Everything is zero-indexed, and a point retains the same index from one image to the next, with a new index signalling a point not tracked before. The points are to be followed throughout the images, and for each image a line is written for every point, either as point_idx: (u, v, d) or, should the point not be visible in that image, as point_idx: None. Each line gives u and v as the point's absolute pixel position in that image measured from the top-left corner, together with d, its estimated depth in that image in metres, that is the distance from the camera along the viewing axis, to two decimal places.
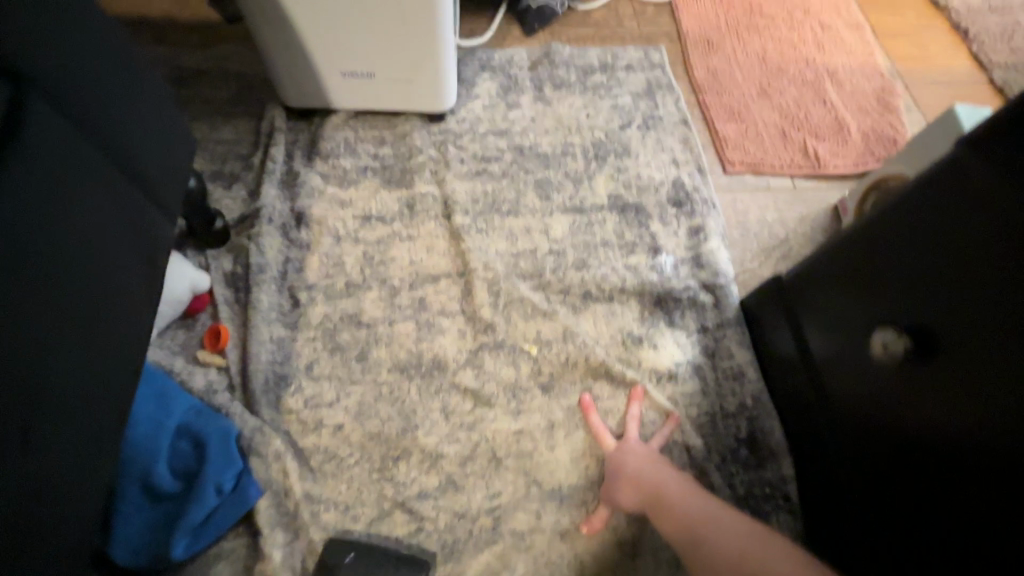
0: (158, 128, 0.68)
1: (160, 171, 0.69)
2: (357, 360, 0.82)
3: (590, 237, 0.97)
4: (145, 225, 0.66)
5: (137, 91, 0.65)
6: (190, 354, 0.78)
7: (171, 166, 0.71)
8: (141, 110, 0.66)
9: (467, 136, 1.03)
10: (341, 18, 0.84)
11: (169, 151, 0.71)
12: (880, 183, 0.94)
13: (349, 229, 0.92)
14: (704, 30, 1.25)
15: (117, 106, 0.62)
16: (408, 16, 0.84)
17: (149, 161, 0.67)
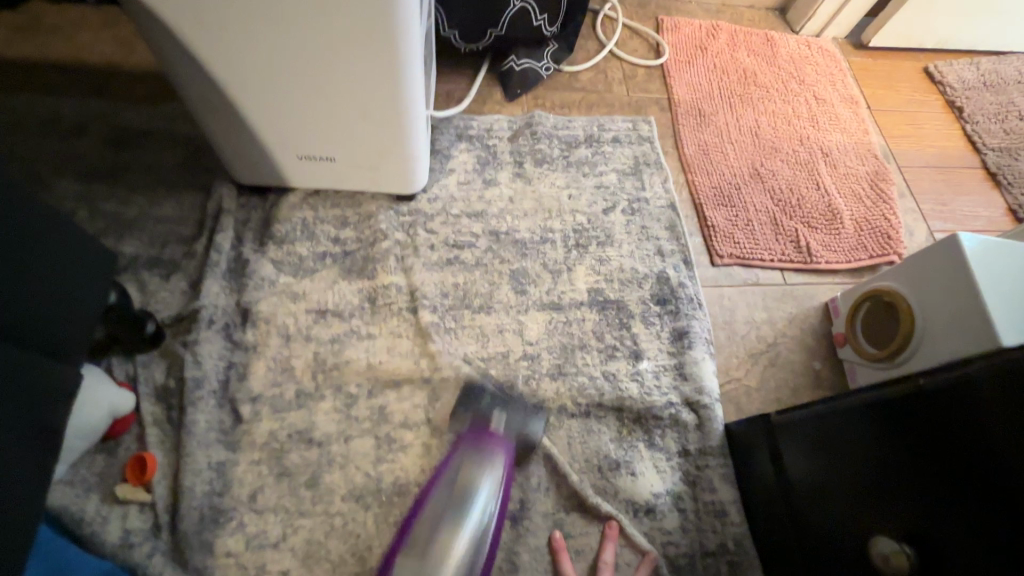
0: (58, 258, 0.58)
1: (57, 308, 0.59)
2: (306, 487, 0.73)
3: (568, 339, 0.89)
4: (38, 377, 0.55)
5: (37, 221, 0.55)
6: (109, 488, 0.68)
7: (70, 300, 0.61)
8: (40, 242, 0.55)
9: (439, 217, 0.95)
10: (298, 102, 0.75)
11: (69, 282, 0.61)
12: (876, 295, 0.89)
13: (301, 328, 0.83)
14: (696, 100, 1.19)
15: (8, 244, 0.51)
16: (374, 102, 0.76)
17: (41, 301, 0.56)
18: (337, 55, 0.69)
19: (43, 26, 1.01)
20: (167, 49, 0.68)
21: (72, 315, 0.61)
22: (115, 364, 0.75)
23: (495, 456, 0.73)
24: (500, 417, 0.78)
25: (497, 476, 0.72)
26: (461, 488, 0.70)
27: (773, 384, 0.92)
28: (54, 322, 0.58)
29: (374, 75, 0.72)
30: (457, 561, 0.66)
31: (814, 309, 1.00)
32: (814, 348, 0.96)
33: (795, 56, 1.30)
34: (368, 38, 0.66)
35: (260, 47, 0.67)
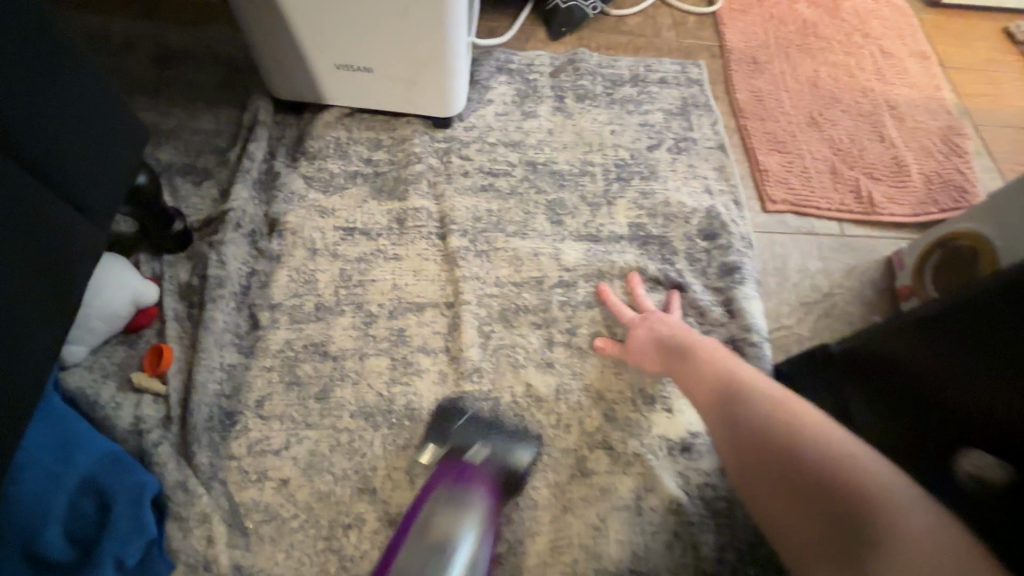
0: (93, 122, 0.57)
1: (86, 174, 0.57)
2: (319, 398, 0.70)
3: (605, 272, 0.84)
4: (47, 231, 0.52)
5: (66, 75, 0.53)
6: (124, 377, 0.67)
7: (104, 171, 0.59)
8: (67, 95, 0.53)
9: (474, 146, 0.92)
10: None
11: (105, 154, 0.59)
12: (947, 240, 0.80)
13: (327, 242, 0.80)
14: (750, 47, 1.12)
15: (35, 90, 0.50)
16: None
17: (70, 159, 0.54)
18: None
19: None
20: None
21: (104, 189, 0.59)
22: (141, 261, 0.74)
23: (474, 488, 0.57)
24: (479, 448, 0.64)
25: (480, 517, 0.55)
26: (434, 531, 0.52)
27: (826, 335, 0.84)
28: (81, 189, 0.56)
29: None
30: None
31: (875, 262, 0.92)
32: (874, 303, 0.88)
33: (860, 10, 1.22)
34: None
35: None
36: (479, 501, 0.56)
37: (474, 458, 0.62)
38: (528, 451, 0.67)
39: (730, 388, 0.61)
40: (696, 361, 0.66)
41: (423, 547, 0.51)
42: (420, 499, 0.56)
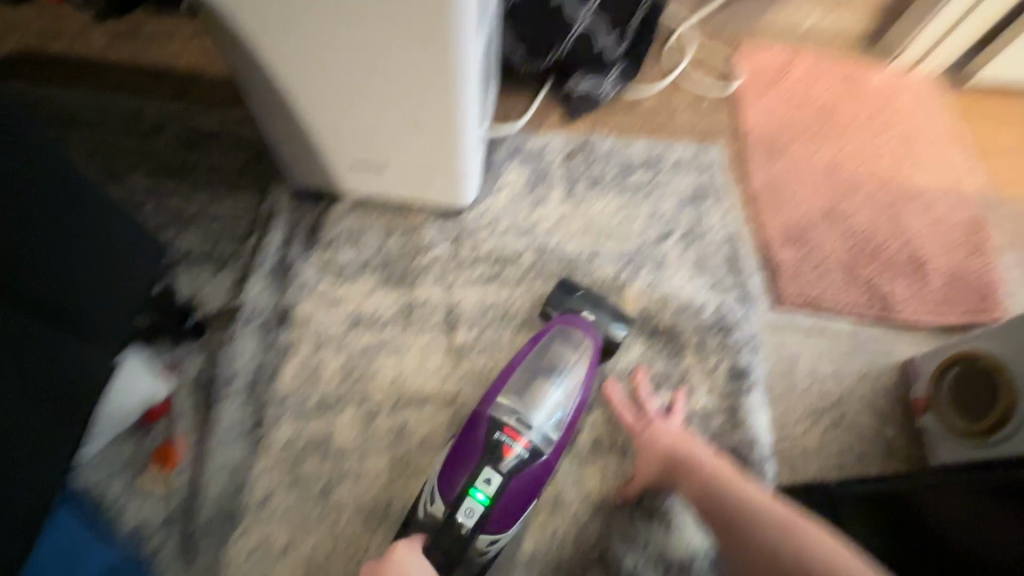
0: (96, 244, 0.58)
1: (89, 295, 0.58)
2: (317, 499, 0.71)
3: (610, 370, 0.83)
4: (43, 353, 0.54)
5: (83, 218, 0.56)
6: (133, 474, 0.70)
7: (110, 289, 0.61)
8: (66, 224, 0.55)
9: (484, 233, 0.93)
10: (351, 101, 0.74)
11: (111, 274, 0.61)
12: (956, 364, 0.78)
13: (334, 333, 0.82)
14: (767, 131, 1.11)
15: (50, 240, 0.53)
16: (428, 100, 0.72)
17: (68, 286, 0.56)
18: (389, 47, 0.65)
19: (143, 32, 1.09)
20: (231, 54, 0.69)
21: (109, 308, 0.61)
22: (157, 352, 0.77)
23: (584, 337, 0.76)
24: (588, 314, 0.81)
25: (586, 355, 0.75)
26: (552, 353, 0.74)
27: (835, 448, 0.82)
28: (82, 310, 0.58)
29: (427, 69, 0.68)
30: (552, 416, 0.70)
31: (890, 367, 0.89)
32: (887, 413, 0.85)
33: (884, 90, 1.20)
34: (416, 23, 0.62)
35: (311, 41, 0.65)
36: (581, 336, 0.76)
37: (585, 318, 0.79)
38: (624, 327, 0.81)
39: (729, 515, 0.61)
40: (698, 484, 0.65)
41: (525, 378, 0.72)
42: (544, 327, 0.77)
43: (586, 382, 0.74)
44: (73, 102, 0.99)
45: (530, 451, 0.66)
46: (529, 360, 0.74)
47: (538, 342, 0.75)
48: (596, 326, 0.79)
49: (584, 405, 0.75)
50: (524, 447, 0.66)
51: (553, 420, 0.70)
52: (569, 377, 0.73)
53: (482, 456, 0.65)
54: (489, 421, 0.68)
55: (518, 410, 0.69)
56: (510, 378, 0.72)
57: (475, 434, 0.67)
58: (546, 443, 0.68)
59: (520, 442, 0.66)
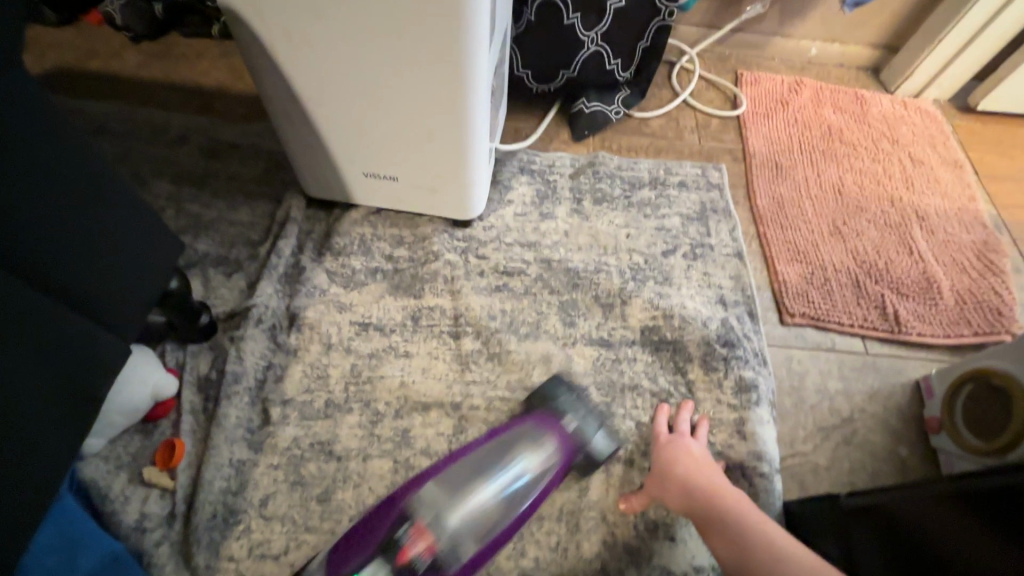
0: (120, 232, 0.60)
1: (112, 280, 0.60)
2: (319, 500, 0.71)
3: (615, 381, 0.82)
4: (68, 332, 0.54)
5: (110, 210, 0.58)
6: (137, 469, 0.70)
7: (130, 276, 0.62)
8: (93, 209, 0.56)
9: (492, 245, 0.94)
10: (364, 111, 0.76)
11: (132, 262, 0.62)
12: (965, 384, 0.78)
13: (342, 337, 0.83)
14: (773, 152, 1.13)
15: (82, 229, 0.55)
16: (438, 110, 0.74)
17: (91, 271, 0.57)
18: (404, 57, 0.68)
19: (174, 54, 1.15)
20: (251, 61, 0.71)
21: (128, 294, 0.63)
22: (168, 351, 0.79)
23: (551, 442, 0.69)
24: (571, 422, 0.72)
25: (541, 461, 0.67)
26: (494, 468, 0.65)
27: (846, 466, 0.80)
28: (105, 295, 0.59)
29: (440, 79, 0.70)
30: (479, 512, 0.61)
31: (903, 385, 0.87)
32: (901, 433, 0.83)
33: (888, 115, 1.22)
34: (431, 34, 0.64)
35: (333, 56, 0.68)
36: (543, 452, 0.68)
37: (565, 424, 0.71)
38: (608, 445, 0.74)
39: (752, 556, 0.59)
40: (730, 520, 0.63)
41: (457, 477, 0.63)
42: (495, 433, 0.70)
43: (529, 497, 0.66)
44: (103, 115, 1.04)
45: (441, 551, 0.57)
46: (476, 455, 0.66)
47: (494, 437, 0.69)
48: (576, 435, 0.71)
49: (518, 526, 0.66)
50: (426, 556, 0.55)
51: (481, 531, 0.60)
52: (513, 483, 0.64)
53: (378, 547, 0.56)
54: (398, 514, 0.59)
55: (439, 504, 0.60)
56: (449, 467, 0.64)
57: (381, 527, 0.59)
58: (457, 549, 0.58)
59: (425, 544, 0.56)
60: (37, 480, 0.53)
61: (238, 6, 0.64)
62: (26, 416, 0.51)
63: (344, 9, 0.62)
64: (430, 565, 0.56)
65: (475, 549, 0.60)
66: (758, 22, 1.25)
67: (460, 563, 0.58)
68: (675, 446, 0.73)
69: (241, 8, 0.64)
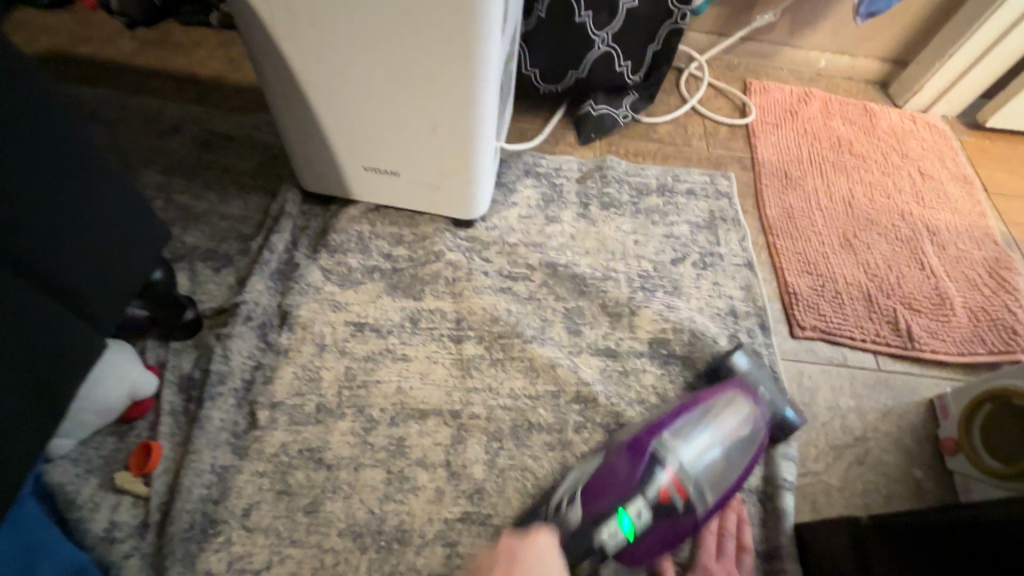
0: (91, 213, 0.53)
1: (81, 266, 0.54)
2: (306, 511, 0.66)
3: (623, 393, 0.78)
4: (27, 319, 0.49)
5: (94, 191, 0.53)
6: (109, 474, 0.65)
7: (102, 263, 0.56)
8: (55, 189, 0.49)
9: (495, 247, 0.91)
10: (370, 98, 0.72)
11: (108, 246, 0.56)
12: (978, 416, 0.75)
13: (336, 337, 0.79)
14: (782, 162, 1.11)
15: (61, 208, 0.50)
16: (448, 97, 0.70)
17: (58, 255, 0.51)
18: (412, 38, 0.63)
19: (171, 42, 1.12)
20: (248, 39, 0.67)
21: (99, 283, 0.56)
22: (149, 348, 0.74)
23: (758, 413, 0.69)
24: (763, 390, 0.73)
25: (754, 425, 0.68)
26: (720, 424, 0.66)
27: (860, 487, 0.76)
28: (79, 285, 0.54)
29: (450, 63, 0.66)
30: (705, 462, 0.63)
31: (917, 404, 0.84)
32: (916, 453, 0.80)
33: (897, 129, 1.21)
34: (443, 12, 0.60)
35: (335, 37, 0.64)
36: (753, 408, 0.68)
37: (761, 393, 0.72)
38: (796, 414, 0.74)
39: None
40: None
41: (689, 428, 0.65)
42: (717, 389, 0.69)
43: (741, 465, 0.66)
44: (95, 101, 1.00)
45: (688, 499, 0.61)
46: (698, 411, 0.67)
47: (720, 394, 0.68)
48: (770, 404, 0.72)
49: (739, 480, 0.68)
50: (679, 499, 0.60)
51: (716, 485, 0.64)
52: (731, 441, 0.66)
53: (635, 492, 0.59)
54: (647, 457, 0.62)
55: (678, 454, 0.62)
56: (676, 422, 0.65)
57: (630, 465, 0.62)
58: (701, 499, 0.62)
59: (676, 485, 0.61)
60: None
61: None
62: None
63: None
64: (683, 508, 0.61)
65: (717, 500, 0.63)
66: (768, 31, 1.24)
67: (706, 511, 0.63)
68: (722, 568, 0.64)
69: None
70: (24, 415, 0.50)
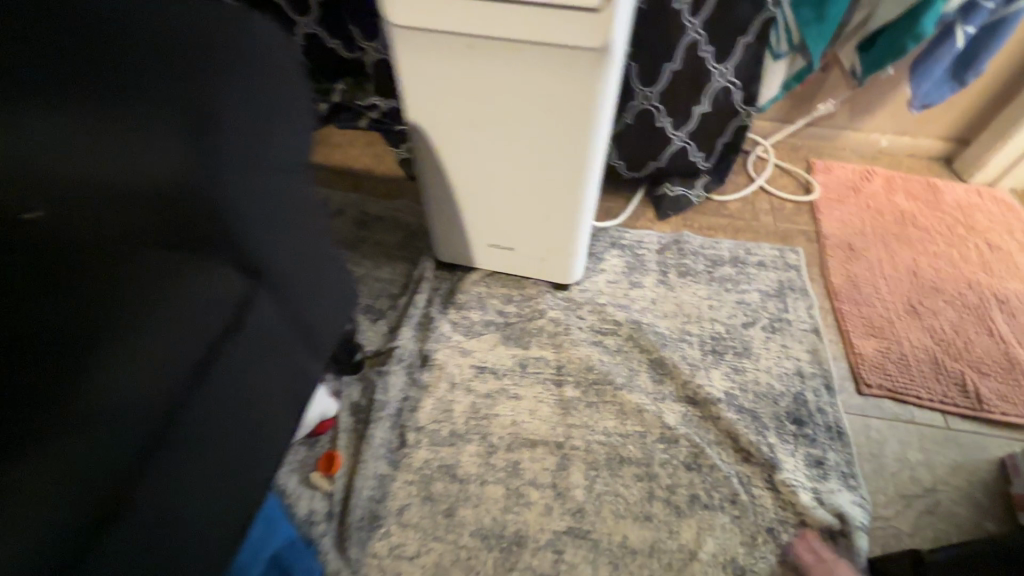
0: (320, 272, 0.70)
1: (314, 312, 0.71)
2: (445, 514, 0.84)
3: (704, 434, 0.92)
4: (286, 351, 0.66)
5: (324, 256, 0.71)
6: (305, 473, 0.87)
7: (324, 314, 0.74)
8: (302, 252, 0.65)
9: (588, 306, 1.09)
10: (499, 196, 0.94)
11: (329, 296, 0.74)
12: None
13: (464, 377, 0.99)
14: (846, 235, 1.23)
15: (310, 267, 0.68)
16: (561, 194, 0.91)
17: (304, 304, 0.68)
18: (541, 152, 0.85)
19: (332, 143, 1.45)
20: (417, 158, 0.91)
21: (322, 327, 0.74)
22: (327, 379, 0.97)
23: None
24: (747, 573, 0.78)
25: None
26: None
27: (930, 535, 0.83)
28: (315, 325, 0.72)
29: (566, 171, 0.87)
30: None
31: (987, 462, 0.91)
32: (987, 507, 0.86)
33: (963, 204, 1.29)
34: (567, 135, 0.81)
35: (484, 153, 0.87)
36: None
37: None
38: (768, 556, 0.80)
39: None
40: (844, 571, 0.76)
41: None
42: None
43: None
44: None
45: None
46: None
47: None
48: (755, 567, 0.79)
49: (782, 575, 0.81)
50: None
51: None
52: None
53: None
54: None
55: None
56: None
57: None
58: None
59: None
60: (253, 472, 0.63)
61: (420, 118, 0.84)
62: (260, 416, 0.63)
63: (500, 119, 0.81)
64: None
65: None
66: (829, 118, 1.38)
67: None
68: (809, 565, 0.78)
69: (421, 119, 0.84)
70: (279, 423, 0.67)
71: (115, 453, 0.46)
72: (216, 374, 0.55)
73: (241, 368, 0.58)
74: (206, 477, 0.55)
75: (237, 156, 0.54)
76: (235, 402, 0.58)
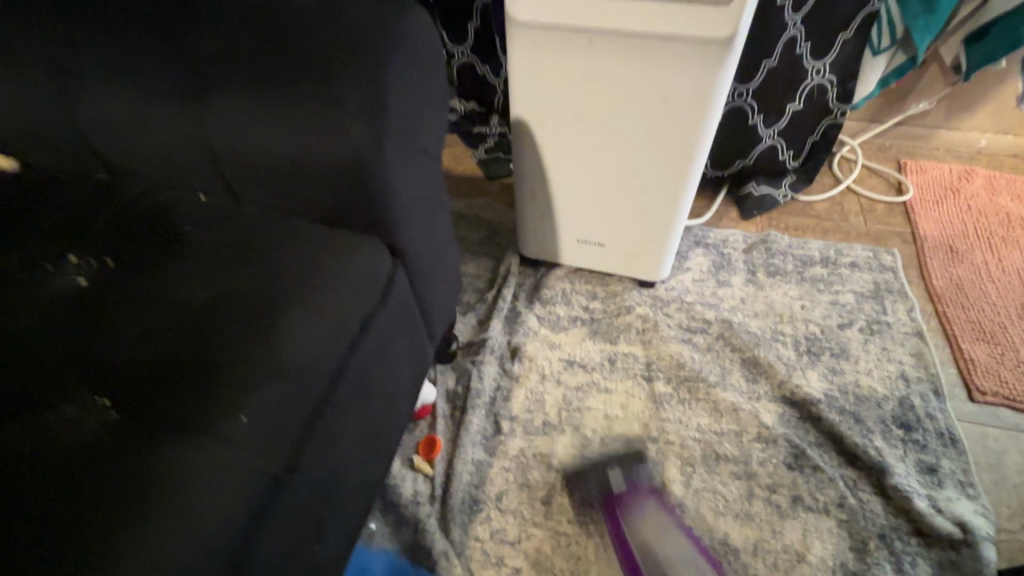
0: (442, 259, 0.74)
1: (433, 296, 0.74)
2: (543, 501, 0.86)
3: (805, 436, 0.90)
4: (411, 331, 0.69)
5: (445, 244, 0.74)
6: (406, 456, 0.90)
7: (440, 300, 0.77)
8: (430, 238, 0.69)
9: (675, 304, 1.08)
10: (596, 192, 0.95)
11: (444, 284, 0.77)
12: None
13: (553, 370, 1.00)
14: (947, 237, 1.17)
15: (435, 254, 0.71)
16: (660, 191, 0.92)
17: (427, 289, 0.72)
18: (645, 148, 0.86)
19: None
20: (518, 153, 0.93)
21: (437, 311, 0.77)
22: None
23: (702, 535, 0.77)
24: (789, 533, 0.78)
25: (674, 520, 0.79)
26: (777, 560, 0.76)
27: None
28: (433, 310, 0.75)
29: (668, 167, 0.87)
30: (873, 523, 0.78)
31: None
32: None
33: None
34: (675, 131, 0.82)
35: (587, 148, 0.89)
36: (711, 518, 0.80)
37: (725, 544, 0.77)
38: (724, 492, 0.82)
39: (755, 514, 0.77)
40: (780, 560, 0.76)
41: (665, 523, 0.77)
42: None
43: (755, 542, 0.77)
44: None
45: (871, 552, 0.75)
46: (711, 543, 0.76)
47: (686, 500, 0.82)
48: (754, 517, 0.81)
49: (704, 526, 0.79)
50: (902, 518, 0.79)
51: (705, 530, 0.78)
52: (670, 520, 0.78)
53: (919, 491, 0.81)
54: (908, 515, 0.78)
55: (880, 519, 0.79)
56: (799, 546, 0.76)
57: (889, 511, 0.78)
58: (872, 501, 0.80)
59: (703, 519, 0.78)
60: (381, 447, 0.66)
61: (527, 114, 0.87)
62: (390, 391, 0.66)
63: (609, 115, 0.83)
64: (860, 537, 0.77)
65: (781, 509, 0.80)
66: (922, 117, 1.33)
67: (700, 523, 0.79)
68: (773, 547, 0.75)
69: (531, 115, 0.87)
70: (402, 402, 0.70)
71: (301, 406, 0.51)
72: (369, 341, 0.59)
73: (382, 345, 0.62)
74: (351, 444, 0.59)
75: (400, 144, 0.56)
76: (375, 376, 0.61)
